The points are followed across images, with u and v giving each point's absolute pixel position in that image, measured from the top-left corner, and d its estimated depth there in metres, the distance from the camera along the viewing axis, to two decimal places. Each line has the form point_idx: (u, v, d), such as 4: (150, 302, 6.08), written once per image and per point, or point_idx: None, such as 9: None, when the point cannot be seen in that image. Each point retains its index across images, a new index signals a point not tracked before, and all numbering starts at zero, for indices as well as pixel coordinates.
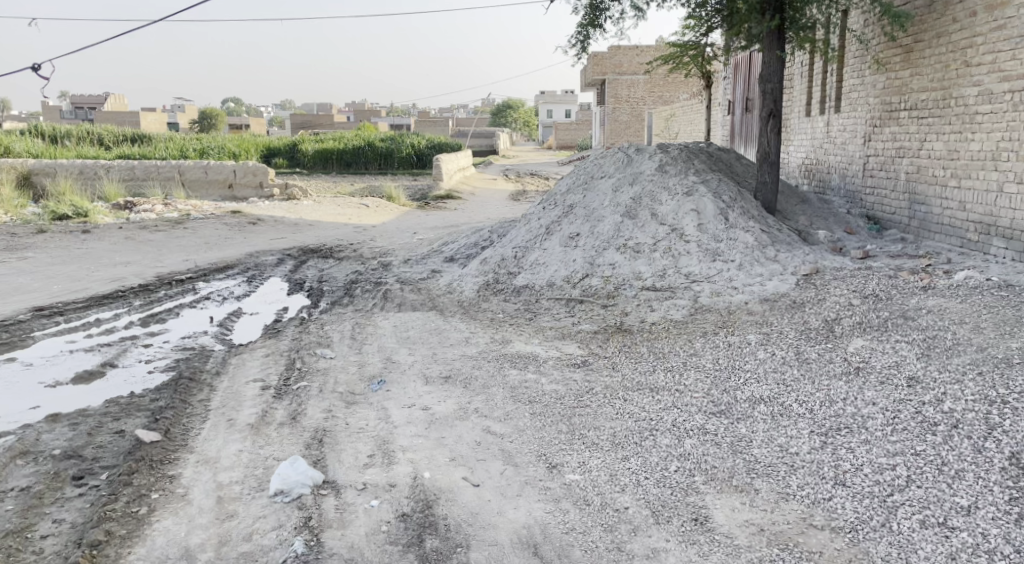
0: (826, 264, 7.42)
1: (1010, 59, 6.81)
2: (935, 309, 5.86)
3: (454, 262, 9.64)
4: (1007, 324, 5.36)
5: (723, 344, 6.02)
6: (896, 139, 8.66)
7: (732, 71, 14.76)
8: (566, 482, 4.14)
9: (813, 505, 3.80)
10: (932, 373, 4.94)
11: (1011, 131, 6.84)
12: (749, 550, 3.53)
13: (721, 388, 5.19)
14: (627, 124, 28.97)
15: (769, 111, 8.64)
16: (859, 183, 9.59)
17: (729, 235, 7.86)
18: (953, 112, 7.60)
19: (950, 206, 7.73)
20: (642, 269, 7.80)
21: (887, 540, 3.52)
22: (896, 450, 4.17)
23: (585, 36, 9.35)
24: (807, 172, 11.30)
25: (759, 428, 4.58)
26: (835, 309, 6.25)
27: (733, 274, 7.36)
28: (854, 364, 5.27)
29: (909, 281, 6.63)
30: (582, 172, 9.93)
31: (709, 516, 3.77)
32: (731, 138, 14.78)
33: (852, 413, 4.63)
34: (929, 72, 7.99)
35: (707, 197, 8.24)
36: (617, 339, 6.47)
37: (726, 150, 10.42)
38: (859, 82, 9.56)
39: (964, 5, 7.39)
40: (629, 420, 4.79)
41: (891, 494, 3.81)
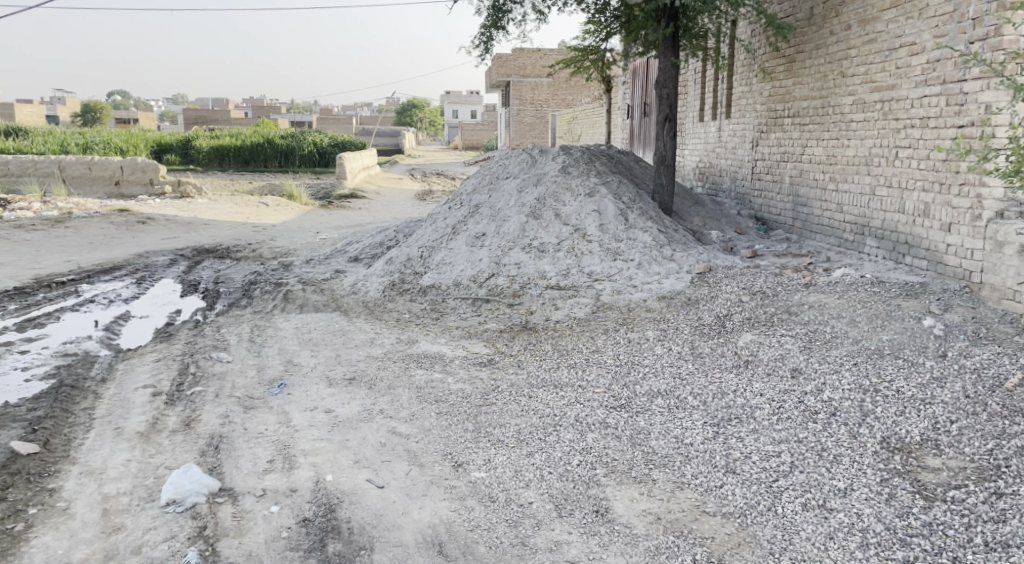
0: (719, 263, 7.76)
1: (880, 70, 7.28)
2: (816, 305, 6.22)
3: (359, 262, 9.52)
4: (880, 317, 5.77)
5: (624, 340, 6.21)
6: (781, 145, 9.15)
7: (631, 76, 15.19)
8: (471, 480, 4.17)
9: (705, 493, 3.97)
10: (814, 365, 5.27)
11: (881, 138, 7.31)
12: (647, 538, 3.66)
13: (621, 383, 5.35)
14: (532, 126, 29.27)
15: (665, 116, 8.91)
16: (747, 186, 10.08)
17: (629, 235, 8.11)
18: (831, 119, 8.10)
19: (829, 207, 8.25)
20: (545, 268, 7.92)
21: (773, 523, 3.71)
22: (781, 437, 4.41)
23: (489, 37, 9.42)
24: (700, 175, 11.77)
25: (656, 420, 4.75)
26: (727, 305, 6.55)
27: (633, 273, 7.58)
28: (744, 358, 5.56)
29: (793, 279, 7.02)
30: (486, 172, 10.01)
31: (609, 508, 3.88)
32: (631, 141, 15.20)
33: (741, 404, 4.87)
34: (810, 82, 8.49)
35: (607, 198, 8.49)
36: (523, 338, 6.54)
37: (626, 153, 10.71)
38: (748, 89, 10.04)
39: (841, 20, 7.89)
40: (534, 417, 4.88)
41: (776, 480, 4.02)
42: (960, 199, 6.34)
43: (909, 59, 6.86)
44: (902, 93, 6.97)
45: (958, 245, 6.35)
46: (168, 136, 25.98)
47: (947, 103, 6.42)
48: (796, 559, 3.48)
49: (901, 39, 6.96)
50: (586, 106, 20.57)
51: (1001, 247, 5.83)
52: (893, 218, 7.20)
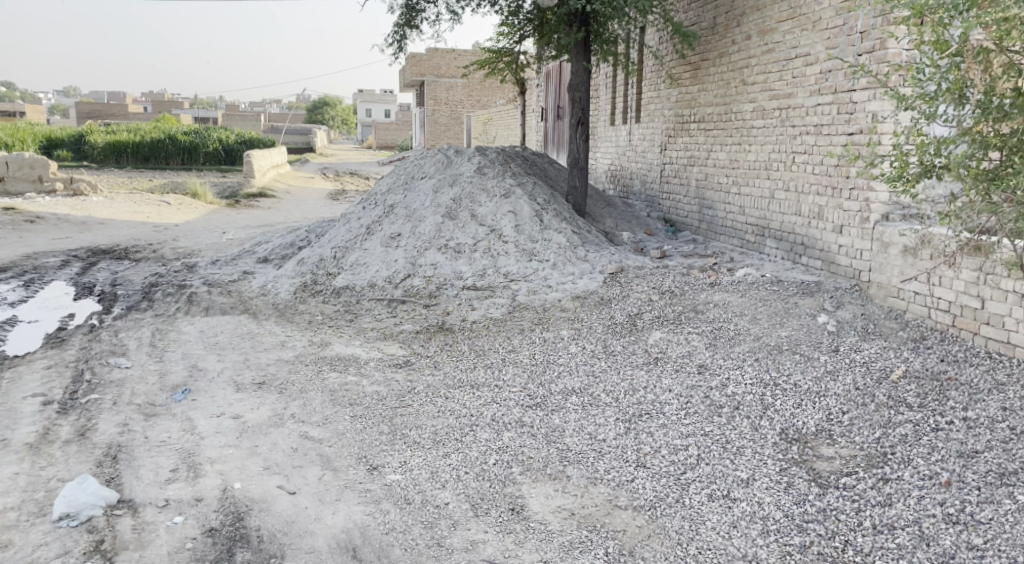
0: (630, 263, 7.95)
1: (778, 79, 7.62)
2: (721, 303, 6.47)
3: (268, 263, 9.29)
4: (779, 315, 6.07)
5: (539, 340, 6.28)
6: (688, 150, 9.46)
7: (544, 79, 15.38)
8: (386, 483, 4.14)
9: (617, 487, 4.05)
10: (719, 361, 5.49)
11: (779, 144, 7.65)
12: (561, 534, 3.70)
13: (537, 382, 5.41)
14: (447, 126, 29.26)
15: (579, 119, 9.06)
16: (657, 188, 10.38)
17: (543, 236, 8.23)
18: (733, 125, 8.43)
19: (731, 210, 8.59)
20: (462, 269, 7.93)
21: (681, 514, 3.80)
22: (689, 431, 4.57)
23: (402, 36, 9.35)
24: (612, 177, 12.05)
25: (571, 418, 4.84)
26: (637, 304, 6.74)
27: (548, 273, 7.69)
28: (654, 355, 5.72)
29: (700, 278, 7.28)
30: (401, 172, 9.94)
31: (525, 505, 3.92)
32: (545, 143, 15.40)
33: (651, 399, 5.01)
34: (714, 89, 8.82)
35: (523, 200, 8.59)
36: (440, 338, 6.52)
37: (540, 155, 10.83)
38: (656, 95, 10.34)
39: (742, 29, 8.23)
40: (450, 417, 4.88)
41: (684, 473, 4.15)
42: (850, 202, 6.71)
43: (804, 69, 7.21)
44: (798, 101, 7.31)
45: (849, 246, 6.72)
46: (60, 130, 24.62)
47: (838, 111, 6.77)
48: (702, 549, 3.55)
49: (796, 50, 7.31)
50: (501, 108, 20.71)
51: (887, 247, 6.19)
52: (790, 220, 7.56)
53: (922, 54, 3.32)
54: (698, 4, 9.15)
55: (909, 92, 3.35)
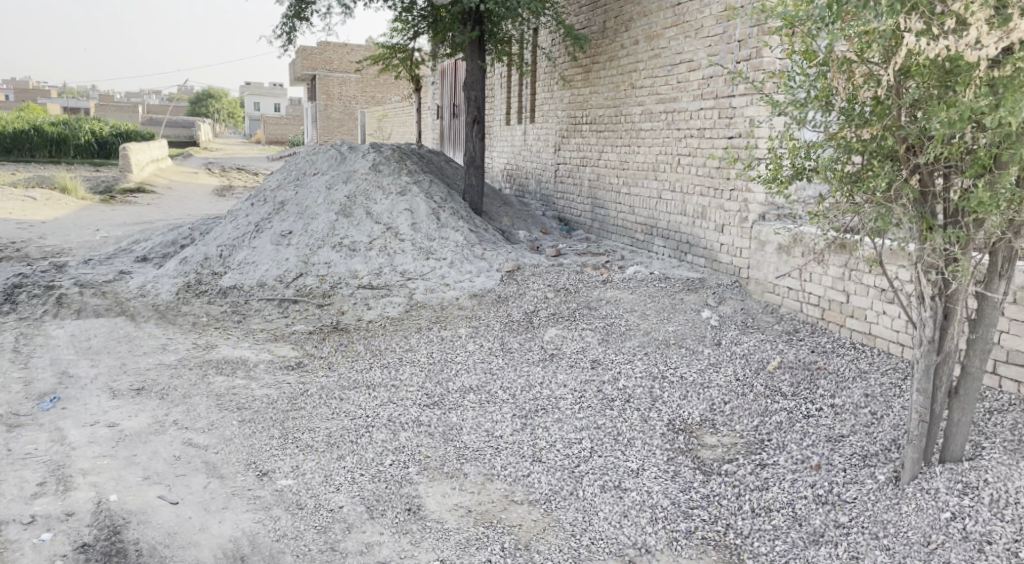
0: (526, 261, 8.05)
1: (664, 83, 7.90)
2: (613, 300, 6.67)
3: (148, 262, 8.83)
4: (666, 310, 6.31)
5: (437, 338, 6.26)
6: (581, 150, 9.69)
7: (439, 76, 15.32)
8: (277, 488, 4.02)
9: (514, 483, 4.08)
10: (611, 356, 5.65)
11: (665, 146, 7.93)
12: (458, 531, 3.67)
13: (434, 381, 5.39)
14: (340, 122, 28.68)
15: (474, 117, 9.07)
16: (551, 188, 10.56)
17: (440, 234, 8.20)
18: (623, 128, 8.69)
19: (622, 210, 8.86)
20: (356, 267, 7.79)
21: (575, 506, 3.87)
22: (583, 425, 4.67)
23: (292, 28, 9.09)
24: (507, 177, 12.18)
25: (468, 415, 4.85)
26: (533, 302, 6.83)
27: (445, 272, 7.67)
28: (549, 351, 5.82)
29: (592, 276, 7.47)
30: (291, 168, 9.68)
31: (421, 505, 3.88)
32: (441, 141, 15.37)
33: (547, 395, 5.09)
34: (605, 92, 9.06)
35: (419, 198, 8.54)
36: (334, 339, 6.39)
37: (436, 153, 10.79)
38: (550, 96, 10.52)
39: (630, 34, 8.49)
40: (345, 419, 4.79)
41: (578, 465, 4.23)
42: (730, 202, 7.03)
43: (688, 74, 7.50)
44: (683, 106, 7.60)
45: (730, 244, 7.05)
46: None
47: (719, 116, 7.09)
48: (595, 539, 3.61)
49: (680, 56, 7.60)
50: (397, 104, 20.47)
51: (764, 245, 6.53)
52: (675, 220, 7.86)
53: (793, 62, 3.51)
54: (589, 8, 9.37)
55: (782, 97, 3.54)
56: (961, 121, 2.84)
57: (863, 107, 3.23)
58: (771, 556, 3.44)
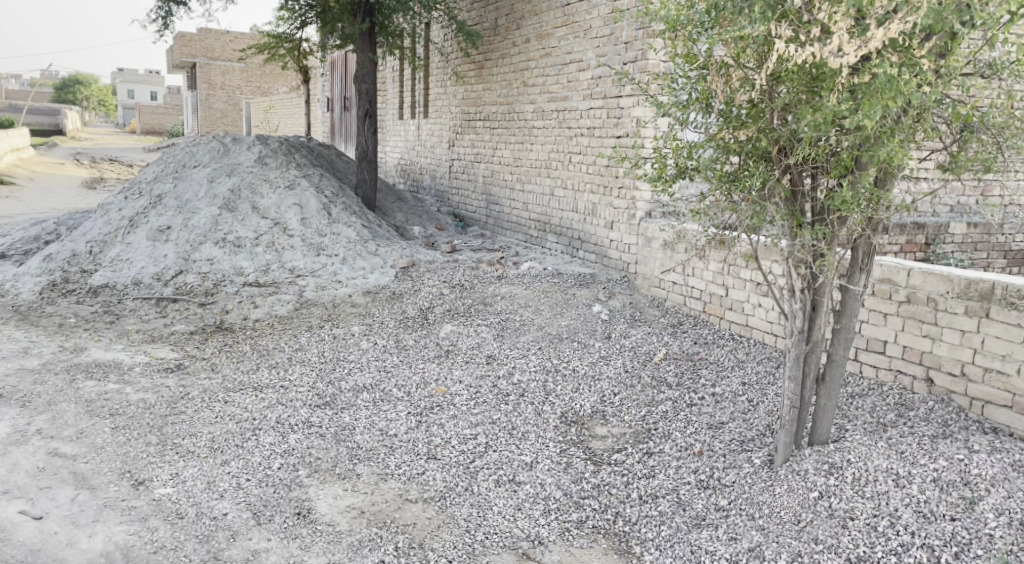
0: (420, 257, 7.99)
1: (555, 82, 8.02)
2: (508, 296, 6.73)
3: (7, 259, 8.17)
4: (559, 306, 6.43)
5: (328, 337, 6.11)
6: (474, 146, 9.72)
7: (329, 68, 14.95)
8: (155, 497, 3.81)
9: (408, 481, 4.03)
10: (505, 351, 5.69)
11: (557, 145, 8.06)
12: (349, 533, 3.58)
13: (325, 380, 5.26)
14: (223, 112, 27.51)
15: (365, 111, 8.92)
16: (446, 184, 10.55)
17: (332, 230, 8.02)
18: (516, 125, 8.77)
19: (516, 206, 8.96)
20: (242, 264, 7.51)
21: (470, 502, 3.86)
22: (478, 420, 4.67)
23: (168, 12, 8.64)
24: (401, 172, 12.07)
25: (361, 415, 4.76)
26: (428, 298, 6.79)
27: (337, 268, 7.51)
28: (444, 348, 5.80)
29: (487, 272, 7.50)
30: (170, 160, 9.21)
31: (311, 508, 3.77)
32: (332, 135, 15.03)
33: (442, 391, 5.07)
34: (497, 89, 9.12)
35: (308, 192, 8.32)
36: (217, 339, 6.13)
37: (327, 146, 10.54)
38: (443, 91, 10.49)
39: (521, 33, 8.58)
40: (230, 423, 4.61)
41: (472, 461, 4.23)
42: (619, 200, 7.22)
43: (577, 74, 7.64)
44: (573, 104, 7.74)
45: (619, 241, 7.25)
46: None
47: (607, 115, 7.26)
48: (489, 534, 3.61)
49: (570, 56, 7.73)
50: (285, 95, 19.83)
51: (650, 241, 6.74)
52: (567, 217, 8.01)
53: (675, 65, 3.64)
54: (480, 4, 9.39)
55: (665, 99, 3.65)
56: (826, 124, 3.02)
57: (739, 110, 3.39)
58: (657, 541, 3.56)
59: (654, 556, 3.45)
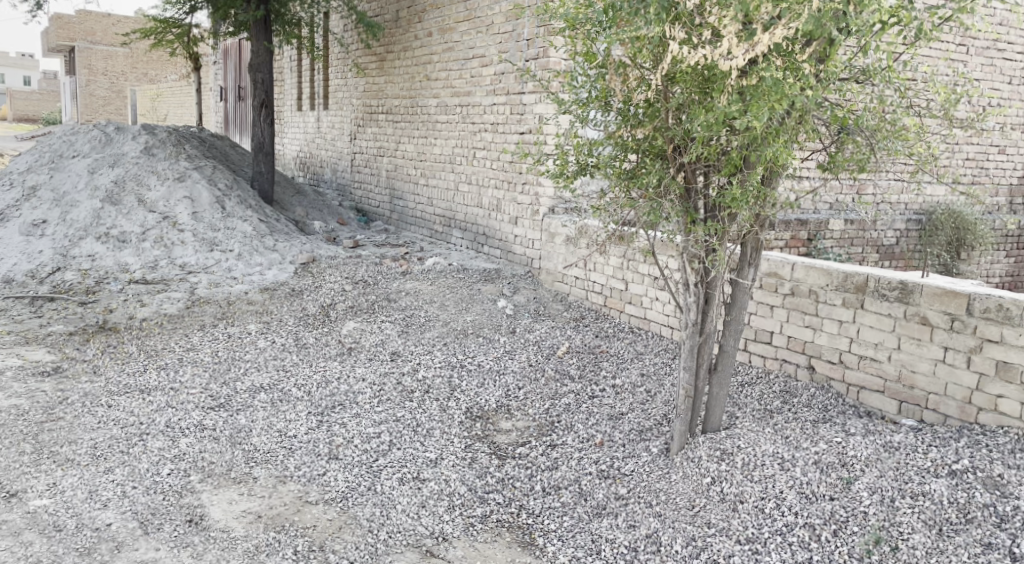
0: (321, 253, 7.82)
1: (457, 77, 7.99)
2: (412, 292, 6.68)
3: None
4: (464, 301, 6.43)
5: (222, 336, 5.88)
6: (377, 140, 9.58)
7: (222, 56, 14.36)
8: (29, 510, 3.57)
9: (308, 483, 3.93)
10: (410, 347, 5.64)
11: (461, 140, 8.04)
12: (245, 539, 3.45)
13: (220, 381, 5.06)
14: (106, 100, 26.01)
15: (261, 101, 8.63)
16: (348, 177, 10.36)
17: (226, 224, 7.72)
18: (419, 119, 8.70)
19: (420, 201, 8.89)
20: (128, 261, 7.13)
21: (372, 501, 3.79)
22: (381, 419, 4.60)
23: None
24: (301, 165, 11.76)
25: (258, 416, 4.61)
26: (330, 294, 6.65)
27: (232, 264, 7.24)
28: (347, 345, 5.68)
29: (391, 268, 7.41)
30: (44, 150, 8.65)
31: (204, 515, 3.61)
32: (227, 125, 14.45)
33: (345, 390, 4.96)
34: (399, 82, 9.01)
35: (200, 184, 7.99)
36: (100, 339, 5.78)
37: (222, 138, 10.14)
38: (343, 83, 10.28)
39: (423, 26, 8.50)
40: (114, 428, 4.37)
41: (375, 460, 4.17)
42: (522, 196, 7.26)
43: (480, 69, 7.64)
44: (476, 100, 7.73)
45: (523, 237, 7.31)
46: None
47: (510, 111, 7.29)
48: (392, 532, 3.57)
49: (473, 51, 7.72)
50: (173, 83, 18.92)
51: (553, 237, 6.82)
52: (472, 212, 8.01)
53: (575, 63, 3.67)
54: None
55: (565, 96, 3.69)
56: (717, 124, 3.13)
57: (637, 109, 3.47)
58: (559, 532, 3.61)
59: (557, 547, 3.49)
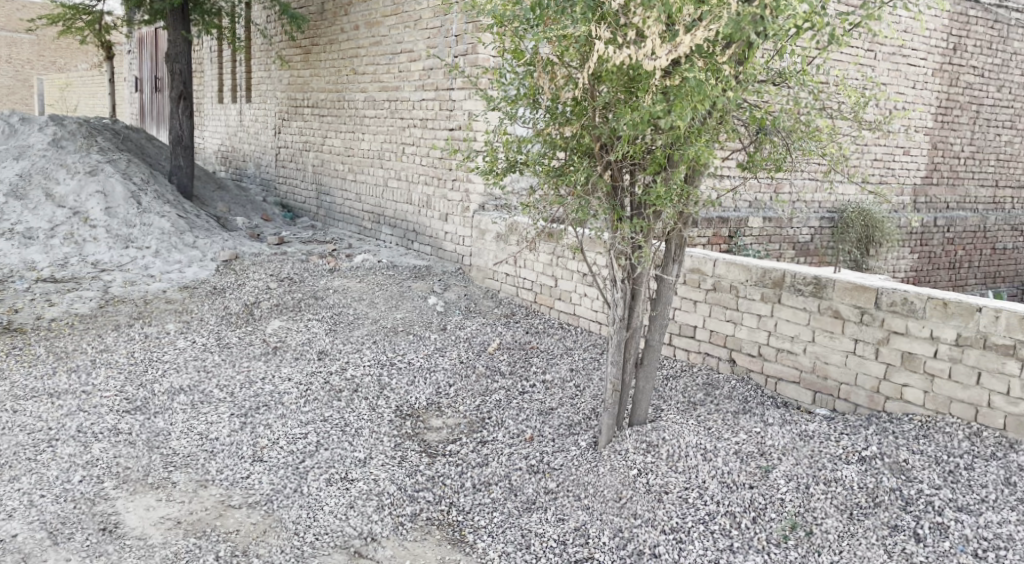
0: (244, 250, 7.62)
1: (385, 72, 7.89)
2: (340, 289, 6.58)
3: None
4: (393, 298, 6.37)
5: (139, 336, 5.65)
6: (302, 134, 9.39)
7: (137, 46, 13.80)
8: None
9: (230, 487, 3.82)
10: (338, 346, 5.55)
11: (389, 135, 7.95)
12: (163, 546, 3.33)
13: (136, 383, 4.87)
14: (11, 89, 24.65)
15: (179, 93, 8.33)
16: (273, 172, 10.13)
17: (142, 220, 7.43)
18: (346, 114, 8.56)
19: (348, 197, 8.76)
20: (35, 259, 6.81)
21: (298, 503, 3.72)
22: (308, 419, 4.51)
23: None
24: (222, 159, 11.42)
25: (177, 419, 4.45)
26: (254, 293, 6.47)
27: (149, 262, 6.97)
28: (272, 344, 5.55)
29: (318, 265, 7.28)
30: None
31: (119, 522, 3.47)
32: (143, 118, 13.90)
33: (269, 390, 4.85)
34: (326, 75, 8.85)
35: (114, 178, 7.66)
36: (5, 341, 5.48)
37: (138, 130, 9.75)
38: (267, 75, 10.03)
39: (349, 19, 8.37)
40: (21, 434, 4.15)
41: (302, 461, 4.09)
42: (452, 192, 7.24)
43: (408, 64, 7.56)
44: (405, 95, 7.65)
45: (453, 233, 7.29)
46: None
47: (439, 108, 7.24)
48: (319, 534, 3.50)
49: (401, 46, 7.64)
50: (84, 72, 18.08)
51: (483, 234, 6.82)
52: (402, 208, 7.93)
53: (504, 60, 3.67)
54: None
55: (494, 93, 3.69)
56: (642, 123, 3.17)
57: (565, 107, 3.48)
58: (490, 527, 3.61)
59: (487, 543, 3.50)
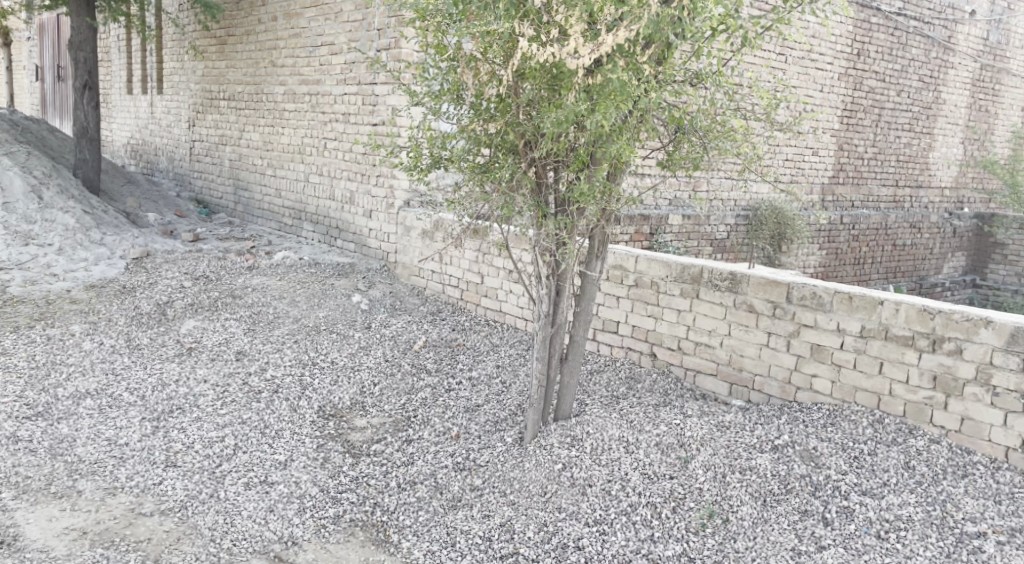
0: (156, 248, 7.33)
1: (305, 65, 7.72)
2: (259, 288, 6.40)
3: None
4: (315, 297, 6.24)
5: (40, 338, 5.36)
6: (218, 127, 9.09)
7: (37, 32, 13.06)
8: None
9: (141, 494, 3.67)
10: (257, 346, 5.40)
11: (311, 130, 7.78)
12: (67, 558, 3.17)
13: (38, 388, 4.61)
14: None
15: (83, 82, 7.94)
16: (187, 166, 9.77)
17: (44, 216, 7.05)
18: (265, 107, 8.32)
19: (268, 193, 8.53)
20: None
21: (214, 508, 3.60)
22: (225, 422, 4.38)
23: None
24: (133, 153, 10.94)
25: (83, 425, 4.24)
26: (167, 292, 6.22)
27: (52, 260, 6.62)
28: (187, 345, 5.35)
29: (236, 262, 7.06)
30: None
31: (18, 535, 3.29)
32: (44, 109, 13.17)
33: (184, 393, 4.67)
34: (243, 67, 8.59)
35: (13, 170, 7.24)
36: None
37: (39, 121, 9.23)
38: (180, 66, 9.67)
39: (267, 10, 8.15)
40: None
41: (219, 465, 3.96)
42: (376, 188, 7.14)
43: (329, 57, 7.41)
44: (326, 89, 7.50)
45: (377, 230, 7.18)
46: None
47: (362, 102, 7.13)
48: (237, 540, 3.40)
49: (321, 38, 7.48)
50: None
51: (408, 231, 6.75)
52: (324, 204, 7.78)
53: (427, 54, 3.63)
54: None
55: (418, 88, 3.65)
56: (566, 121, 3.19)
57: (489, 103, 3.47)
58: (414, 526, 3.58)
59: (412, 542, 3.47)
